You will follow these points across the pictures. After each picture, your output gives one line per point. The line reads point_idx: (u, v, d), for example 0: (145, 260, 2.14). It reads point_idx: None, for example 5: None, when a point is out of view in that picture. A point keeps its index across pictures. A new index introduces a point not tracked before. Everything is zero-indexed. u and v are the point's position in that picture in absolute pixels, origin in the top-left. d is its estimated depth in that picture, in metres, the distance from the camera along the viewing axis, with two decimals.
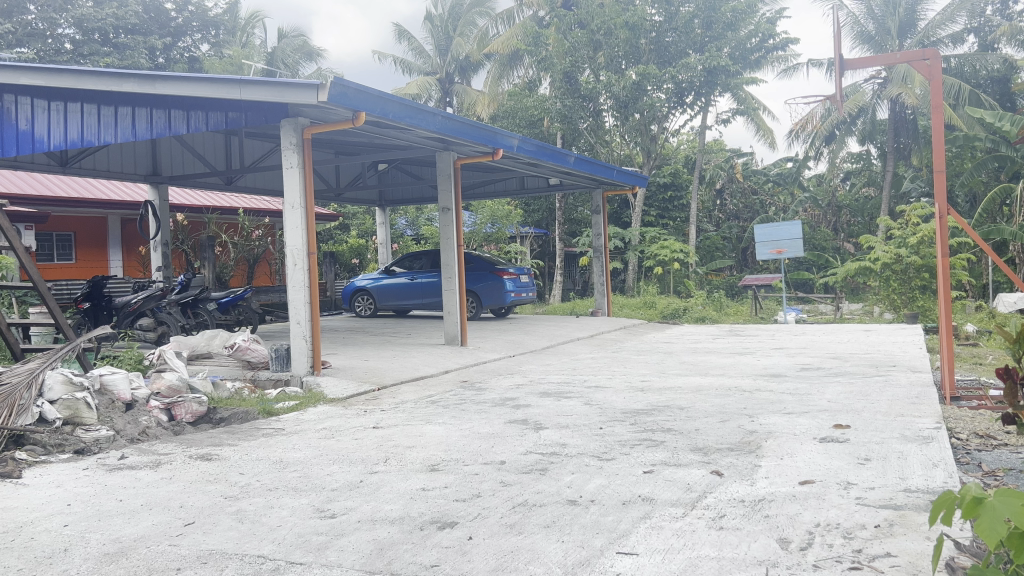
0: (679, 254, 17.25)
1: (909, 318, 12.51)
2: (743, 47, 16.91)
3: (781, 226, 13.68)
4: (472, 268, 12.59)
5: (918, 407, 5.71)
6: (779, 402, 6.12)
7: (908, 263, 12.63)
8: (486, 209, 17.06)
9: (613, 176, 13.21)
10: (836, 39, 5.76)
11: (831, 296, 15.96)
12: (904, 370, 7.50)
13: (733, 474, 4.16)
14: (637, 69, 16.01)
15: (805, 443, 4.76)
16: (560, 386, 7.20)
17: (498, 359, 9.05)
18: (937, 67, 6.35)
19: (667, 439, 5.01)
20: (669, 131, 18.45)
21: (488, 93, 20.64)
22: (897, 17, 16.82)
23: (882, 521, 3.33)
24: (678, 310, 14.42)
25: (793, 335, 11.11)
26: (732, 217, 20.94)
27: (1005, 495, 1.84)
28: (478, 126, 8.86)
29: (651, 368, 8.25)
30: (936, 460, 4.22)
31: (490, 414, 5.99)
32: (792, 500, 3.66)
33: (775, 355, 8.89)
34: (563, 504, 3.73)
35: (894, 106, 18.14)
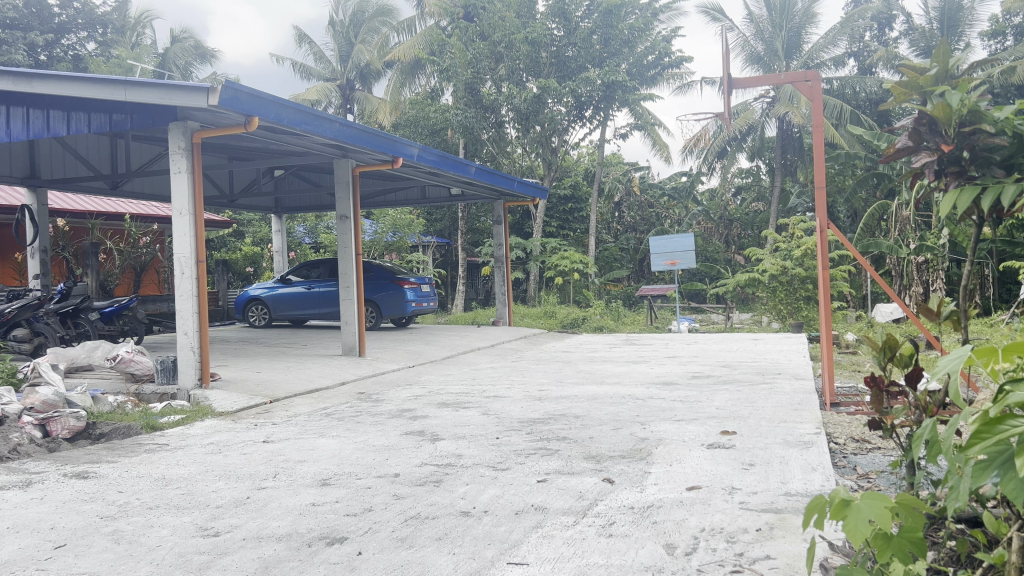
0: (579, 265, 17.60)
1: (794, 327, 13.10)
2: (640, 64, 17.52)
3: (674, 237, 14.10)
4: (371, 277, 12.44)
5: (802, 413, 5.94)
6: (670, 410, 6.27)
7: (793, 275, 13.24)
8: (388, 217, 16.88)
9: (514, 187, 13.28)
10: (725, 57, 5.95)
11: (722, 306, 16.64)
12: (790, 377, 7.83)
13: (624, 481, 4.23)
14: (537, 82, 16.27)
15: (694, 450, 4.90)
16: (458, 396, 7.18)
17: (396, 370, 8.95)
18: (818, 88, 6.64)
19: (562, 448, 5.07)
20: (570, 143, 18.78)
21: (389, 100, 20.49)
22: (783, 38, 17.64)
23: (763, 524, 3.45)
24: (577, 320, 14.72)
25: (685, 344, 11.45)
26: (630, 229, 21.29)
27: (871, 498, 1.95)
28: (377, 134, 8.78)
29: (549, 377, 8.34)
30: (815, 465, 4.40)
31: (386, 426, 5.91)
32: (679, 506, 3.76)
33: (668, 364, 9.13)
34: (456, 516, 3.71)
35: (782, 124, 19.01)
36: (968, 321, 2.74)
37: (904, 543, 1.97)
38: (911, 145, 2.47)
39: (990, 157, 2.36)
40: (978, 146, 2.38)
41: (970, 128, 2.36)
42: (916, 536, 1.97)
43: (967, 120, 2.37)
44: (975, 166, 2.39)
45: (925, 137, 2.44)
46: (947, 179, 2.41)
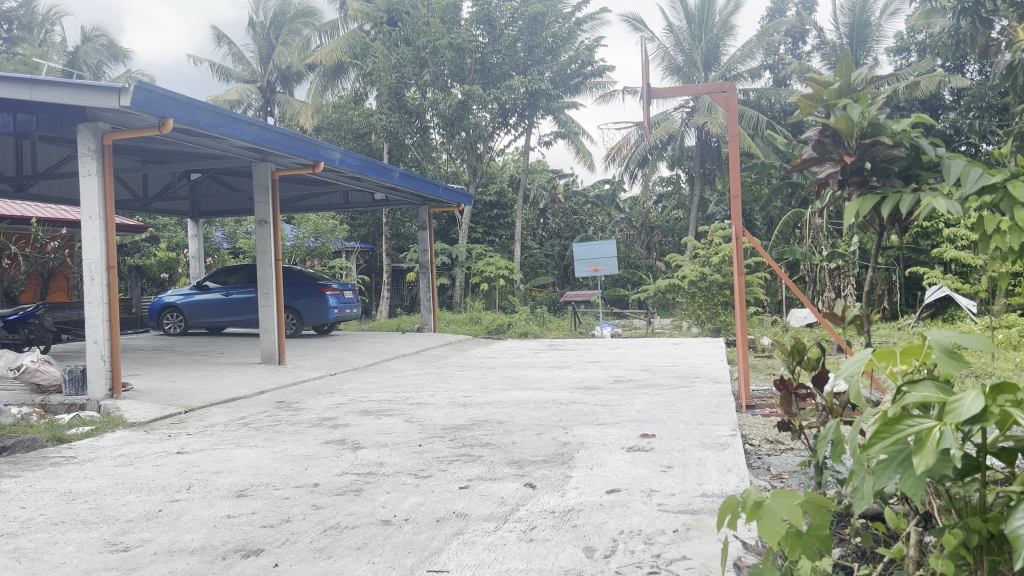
0: (504, 271, 17.67)
1: (712, 332, 13.44)
2: (563, 72, 17.82)
3: (597, 244, 14.29)
4: (292, 283, 12.21)
5: (718, 415, 6.08)
6: (592, 414, 6.34)
7: (711, 281, 13.59)
8: (310, 222, 16.44)
9: (438, 193, 13.23)
10: (644, 66, 6.05)
11: (644, 312, 16.94)
12: (707, 380, 8.01)
13: (545, 486, 4.26)
14: (462, 88, 16.28)
15: (614, 453, 4.97)
16: (380, 404, 7.12)
17: (317, 378, 8.81)
18: (734, 99, 6.82)
19: (484, 454, 5.08)
20: (494, 150, 18.86)
21: (311, 103, 20.23)
22: (702, 50, 18.10)
23: (679, 525, 3.52)
24: (502, 326, 14.78)
25: (608, 348, 11.60)
26: (554, 236, 21.51)
27: (780, 496, 2.02)
28: (298, 138, 8.65)
29: (473, 383, 8.34)
30: (730, 466, 4.52)
31: (306, 435, 5.82)
32: (599, 509, 3.80)
33: (591, 368, 9.24)
34: (376, 525, 3.67)
35: (701, 133, 19.50)
36: (870, 325, 2.86)
37: (812, 540, 2.04)
38: (817, 156, 2.56)
39: (889, 168, 2.47)
40: (878, 157, 2.48)
41: (871, 140, 2.46)
42: (823, 533, 2.05)
43: (867, 132, 2.47)
44: (875, 176, 2.50)
45: (830, 148, 2.54)
46: (850, 188, 2.51)
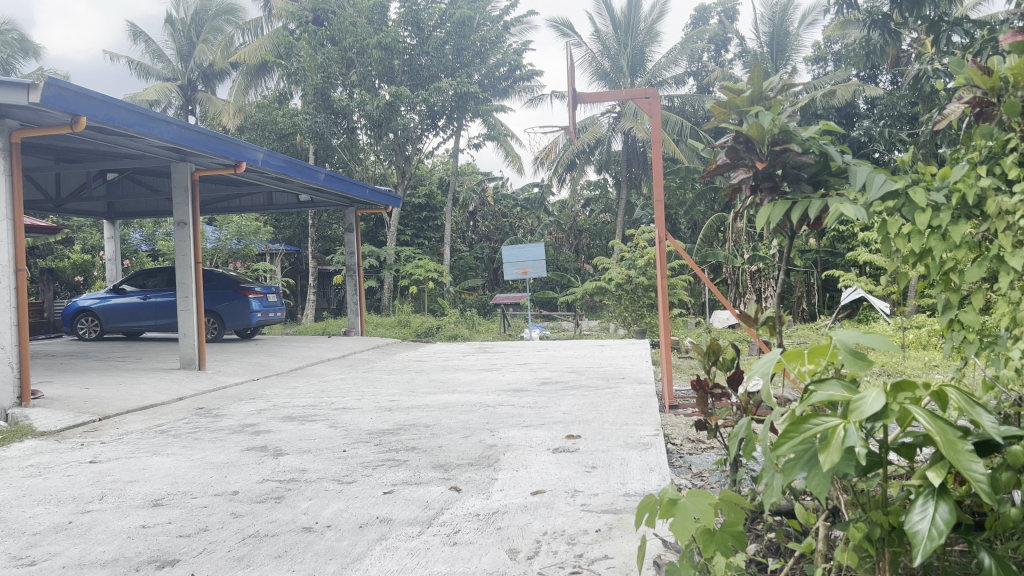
0: (433, 273, 17.58)
1: (638, 333, 13.65)
2: (491, 75, 17.89)
3: (525, 247, 14.37)
4: (213, 286, 11.91)
5: (642, 415, 6.17)
6: (518, 416, 6.37)
7: (637, 283, 13.81)
8: (233, 223, 16.10)
9: (365, 195, 13.08)
10: (569, 72, 6.10)
11: (572, 314, 17.10)
12: (632, 381, 8.13)
13: (470, 489, 4.25)
14: (390, 90, 16.17)
15: (539, 455, 4.99)
16: (305, 409, 7.00)
17: (239, 384, 8.62)
18: (657, 105, 6.92)
19: (410, 458, 5.04)
20: (423, 152, 18.80)
21: (233, 102, 19.82)
22: (628, 56, 18.36)
23: (602, 525, 3.56)
24: (431, 329, 14.72)
25: (536, 350, 11.67)
26: (484, 238, 21.55)
27: (695, 495, 2.06)
28: (219, 138, 8.46)
29: (400, 387, 8.28)
30: (652, 465, 4.59)
31: (227, 442, 5.68)
32: (523, 511, 3.81)
33: (518, 370, 9.27)
34: (297, 532, 3.61)
35: (627, 139, 19.78)
36: (781, 326, 2.95)
37: (726, 537, 2.09)
38: (730, 162, 2.65)
39: (799, 174, 2.56)
40: (788, 164, 2.57)
41: (780, 147, 2.54)
42: (736, 529, 2.10)
43: (777, 139, 2.55)
44: (786, 182, 2.58)
45: (743, 154, 2.62)
46: (761, 193, 2.59)
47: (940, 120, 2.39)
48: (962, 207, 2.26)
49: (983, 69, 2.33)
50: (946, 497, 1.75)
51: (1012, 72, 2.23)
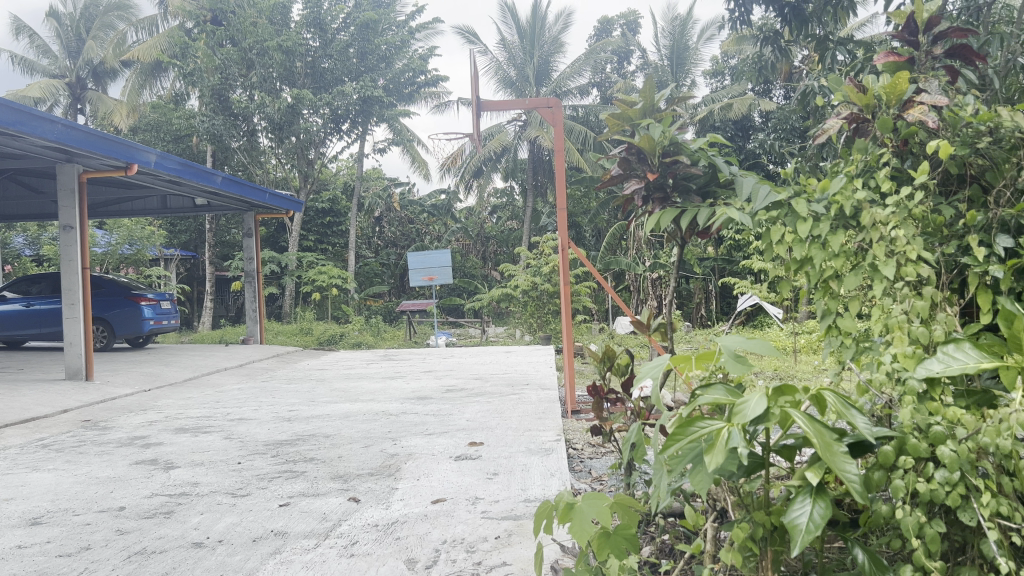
0: (337, 279, 17.32)
1: (543, 339, 13.77)
2: (397, 80, 17.83)
3: (432, 253, 14.31)
4: (102, 293, 11.41)
5: (544, 421, 6.20)
6: (422, 424, 6.32)
7: (542, 290, 13.94)
8: (124, 228, 15.36)
9: (265, 200, 12.73)
10: (473, 79, 6.09)
11: (478, 321, 17.12)
12: (536, 387, 8.18)
13: (369, 499, 4.19)
14: (292, 92, 15.88)
15: (441, 463, 4.96)
16: (199, 421, 6.77)
17: (130, 395, 8.26)
18: (560, 114, 6.97)
19: (308, 469, 4.93)
20: (327, 157, 18.56)
21: (127, 102, 19.08)
22: (534, 66, 18.58)
23: (502, 531, 3.57)
24: (334, 337, 14.48)
25: (441, 358, 11.60)
26: (390, 245, 21.40)
27: (590, 498, 2.09)
28: (110, 139, 8.11)
29: (301, 396, 8.08)
30: (553, 471, 4.62)
31: (114, 456, 5.44)
32: (423, 520, 3.79)
33: (423, 378, 9.21)
34: (186, 548, 3.49)
35: (533, 147, 19.98)
36: (673, 332, 3.04)
37: (620, 540, 2.12)
38: (622, 172, 2.72)
39: (689, 185, 2.65)
40: (678, 175, 2.65)
41: (670, 159, 2.62)
42: (630, 533, 2.13)
43: (667, 151, 2.63)
44: (676, 193, 2.66)
45: (634, 165, 2.69)
46: (652, 204, 2.67)
47: (819, 135, 2.50)
48: (841, 218, 2.35)
49: (858, 87, 2.44)
50: (823, 496, 1.82)
51: (884, 91, 2.34)
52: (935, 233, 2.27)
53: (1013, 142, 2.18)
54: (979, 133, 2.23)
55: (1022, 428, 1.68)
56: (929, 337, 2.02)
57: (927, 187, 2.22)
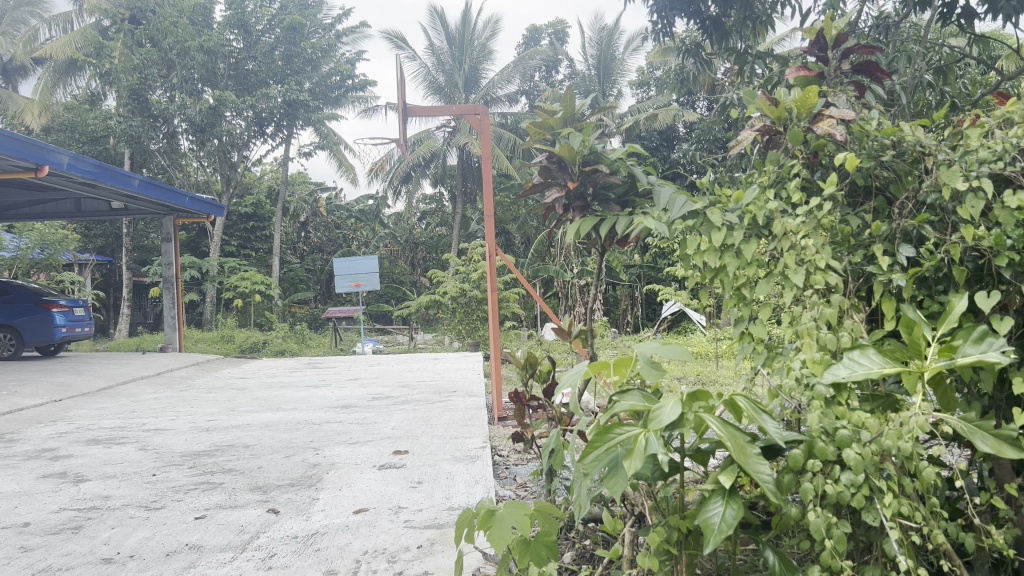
0: (261, 285, 16.96)
1: (471, 346, 13.74)
2: (324, 83, 17.67)
3: (358, 260, 14.17)
4: (12, 300, 10.98)
5: (470, 428, 6.18)
6: (345, 433, 6.22)
7: (471, 296, 13.89)
8: (34, 231, 14.73)
9: (185, 203, 12.37)
10: (399, 85, 6.03)
11: (406, 327, 16.98)
12: (463, 395, 8.15)
13: (289, 511, 4.11)
14: (214, 94, 15.52)
15: (365, 472, 4.90)
16: (113, 432, 6.53)
17: (39, 405, 7.91)
18: (487, 121, 6.97)
19: (227, 481, 4.81)
20: (250, 160, 18.22)
21: (39, 101, 18.33)
22: (463, 72, 18.60)
23: (424, 541, 3.53)
24: (257, 344, 14.17)
25: (367, 365, 11.46)
26: (316, 250, 21.08)
27: (511, 506, 2.08)
28: (19, 139, 7.79)
29: (220, 406, 7.88)
30: (477, 478, 4.61)
31: (20, 469, 5.21)
32: (344, 531, 3.73)
33: (348, 386, 9.08)
34: (95, 565, 3.35)
35: (462, 153, 20.02)
36: (593, 339, 3.06)
37: (540, 546, 2.12)
38: (543, 181, 2.75)
39: (608, 195, 2.69)
40: (598, 184, 2.69)
41: (590, 167, 2.66)
42: (550, 539, 2.13)
43: (587, 161, 2.66)
44: (596, 202, 2.70)
45: (555, 174, 2.73)
46: (572, 212, 2.70)
47: (734, 146, 2.55)
48: (753, 227, 2.41)
49: (770, 99, 2.50)
50: (736, 499, 1.85)
51: (796, 104, 2.40)
52: (843, 243, 2.34)
53: (914, 155, 2.27)
54: (884, 146, 2.30)
55: (922, 430, 1.74)
56: (836, 344, 2.09)
57: (835, 199, 2.29)
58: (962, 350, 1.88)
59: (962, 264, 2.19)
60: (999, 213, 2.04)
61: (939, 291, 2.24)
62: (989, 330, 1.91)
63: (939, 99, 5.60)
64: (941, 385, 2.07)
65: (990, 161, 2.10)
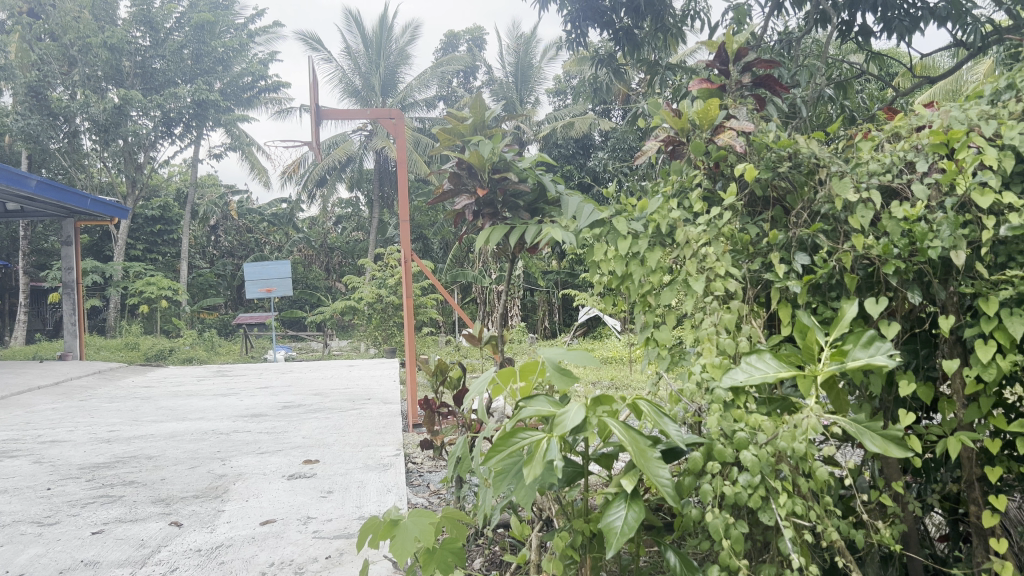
0: (168, 291, 16.42)
1: (387, 352, 13.62)
2: (235, 84, 17.36)
3: (269, 265, 13.86)
4: None
5: (384, 436, 6.11)
6: (254, 442, 6.08)
7: (386, 302, 13.72)
8: None
9: (87, 206, 11.86)
10: (312, 87, 5.92)
11: (320, 334, 16.71)
12: (377, 402, 8.05)
13: (193, 523, 3.99)
14: (118, 92, 14.95)
15: (273, 482, 4.79)
16: (5, 445, 6.21)
17: None
18: (403, 126, 6.90)
19: (127, 493, 4.63)
20: (157, 161, 17.66)
21: None
22: (380, 75, 18.49)
23: (333, 551, 3.47)
24: (163, 352, 13.71)
25: (279, 373, 11.22)
26: (227, 254, 20.53)
27: (417, 515, 2.06)
28: None
29: (122, 416, 7.58)
30: (389, 486, 4.55)
31: None
32: (250, 543, 3.63)
33: (259, 395, 8.86)
34: None
35: (379, 157, 19.88)
36: (504, 346, 3.08)
37: (446, 554, 2.11)
38: (454, 187, 2.76)
39: (517, 202, 2.72)
40: (507, 191, 2.71)
41: (499, 175, 2.68)
42: (457, 547, 2.12)
43: (496, 168, 2.68)
44: (505, 208, 2.73)
45: (465, 180, 2.74)
46: (483, 219, 2.71)
47: (640, 156, 2.60)
48: (658, 235, 2.47)
49: (673, 111, 2.55)
50: (637, 502, 1.88)
51: (698, 116, 2.45)
52: (743, 251, 2.41)
53: (810, 167, 2.35)
54: (781, 158, 2.38)
55: (814, 432, 1.81)
56: (735, 348, 2.14)
57: (735, 208, 2.35)
58: (851, 354, 1.96)
59: (854, 272, 2.28)
60: (887, 223, 2.13)
61: (832, 297, 2.33)
62: (876, 335, 2.00)
63: (839, 113, 5.82)
64: (833, 388, 2.15)
65: (879, 172, 2.19)
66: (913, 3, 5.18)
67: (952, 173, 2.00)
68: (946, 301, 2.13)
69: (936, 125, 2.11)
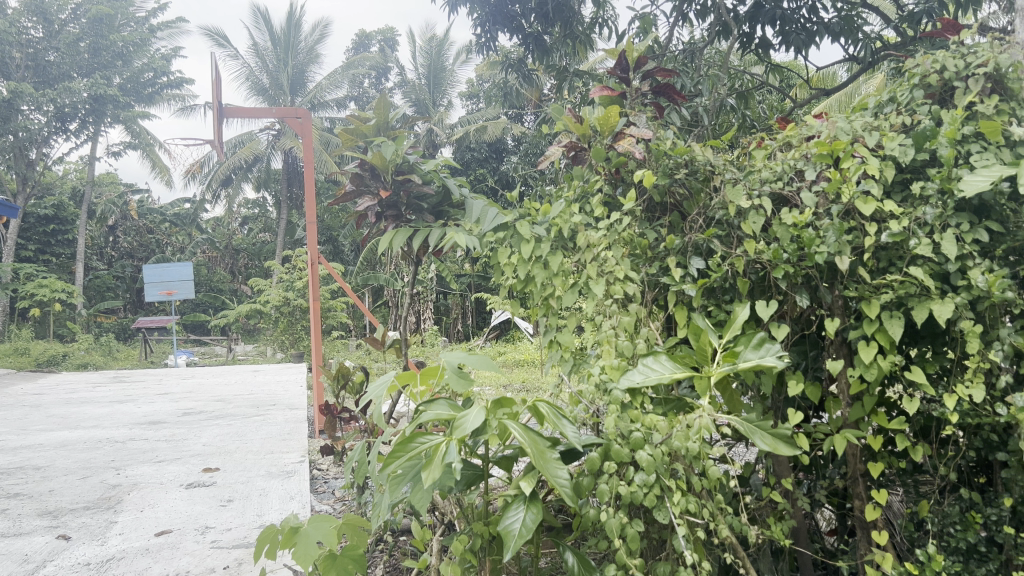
0: (61, 293, 15.68)
1: (294, 357, 13.37)
2: (136, 80, 16.74)
3: (171, 266, 13.43)
4: None
5: (288, 442, 5.98)
6: (151, 450, 5.87)
7: (294, 306, 13.43)
8: None
9: None
10: (215, 84, 5.73)
11: (225, 338, 16.26)
12: (282, 407, 7.88)
13: (83, 536, 3.81)
14: (7, 85, 14.21)
15: (170, 491, 4.63)
16: None
17: None
18: (309, 125, 6.75)
19: (11, 506, 4.40)
20: (50, 158, 16.86)
21: None
22: (288, 74, 18.15)
23: (231, 561, 3.38)
24: (55, 357, 13.11)
25: (179, 379, 10.86)
26: (126, 255, 19.75)
27: (317, 520, 2.02)
28: None
29: (9, 425, 7.19)
30: (292, 493, 4.46)
31: None
32: (143, 555, 3.50)
33: (158, 401, 8.56)
34: None
35: (287, 157, 19.52)
36: (408, 350, 3.05)
37: (347, 559, 2.07)
38: (356, 188, 2.72)
39: (421, 204, 2.72)
40: (411, 193, 2.70)
41: (402, 176, 2.66)
42: (357, 552, 2.09)
43: (399, 170, 2.66)
44: (408, 211, 2.71)
45: (368, 181, 2.71)
46: (385, 221, 2.70)
47: (542, 160, 2.63)
48: (560, 240, 2.50)
49: (576, 117, 2.57)
50: (537, 503, 1.90)
51: (599, 122, 2.48)
52: (641, 255, 2.46)
53: (705, 173, 2.41)
54: (678, 165, 2.44)
55: (707, 430, 1.85)
56: (632, 350, 2.18)
57: (635, 213, 2.39)
58: (742, 356, 2.02)
59: (745, 276, 2.35)
60: (777, 229, 2.20)
61: (726, 300, 2.40)
62: (766, 336, 2.06)
63: (740, 122, 5.99)
64: (726, 387, 2.22)
65: (770, 180, 2.26)
66: (809, 18, 5.38)
67: (838, 181, 2.09)
68: (832, 303, 2.22)
69: (823, 136, 2.19)
